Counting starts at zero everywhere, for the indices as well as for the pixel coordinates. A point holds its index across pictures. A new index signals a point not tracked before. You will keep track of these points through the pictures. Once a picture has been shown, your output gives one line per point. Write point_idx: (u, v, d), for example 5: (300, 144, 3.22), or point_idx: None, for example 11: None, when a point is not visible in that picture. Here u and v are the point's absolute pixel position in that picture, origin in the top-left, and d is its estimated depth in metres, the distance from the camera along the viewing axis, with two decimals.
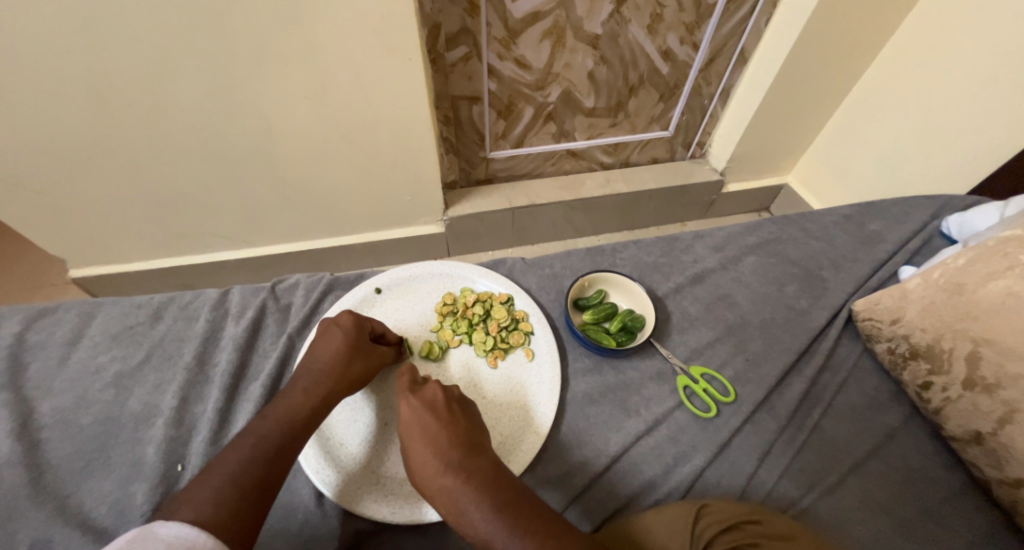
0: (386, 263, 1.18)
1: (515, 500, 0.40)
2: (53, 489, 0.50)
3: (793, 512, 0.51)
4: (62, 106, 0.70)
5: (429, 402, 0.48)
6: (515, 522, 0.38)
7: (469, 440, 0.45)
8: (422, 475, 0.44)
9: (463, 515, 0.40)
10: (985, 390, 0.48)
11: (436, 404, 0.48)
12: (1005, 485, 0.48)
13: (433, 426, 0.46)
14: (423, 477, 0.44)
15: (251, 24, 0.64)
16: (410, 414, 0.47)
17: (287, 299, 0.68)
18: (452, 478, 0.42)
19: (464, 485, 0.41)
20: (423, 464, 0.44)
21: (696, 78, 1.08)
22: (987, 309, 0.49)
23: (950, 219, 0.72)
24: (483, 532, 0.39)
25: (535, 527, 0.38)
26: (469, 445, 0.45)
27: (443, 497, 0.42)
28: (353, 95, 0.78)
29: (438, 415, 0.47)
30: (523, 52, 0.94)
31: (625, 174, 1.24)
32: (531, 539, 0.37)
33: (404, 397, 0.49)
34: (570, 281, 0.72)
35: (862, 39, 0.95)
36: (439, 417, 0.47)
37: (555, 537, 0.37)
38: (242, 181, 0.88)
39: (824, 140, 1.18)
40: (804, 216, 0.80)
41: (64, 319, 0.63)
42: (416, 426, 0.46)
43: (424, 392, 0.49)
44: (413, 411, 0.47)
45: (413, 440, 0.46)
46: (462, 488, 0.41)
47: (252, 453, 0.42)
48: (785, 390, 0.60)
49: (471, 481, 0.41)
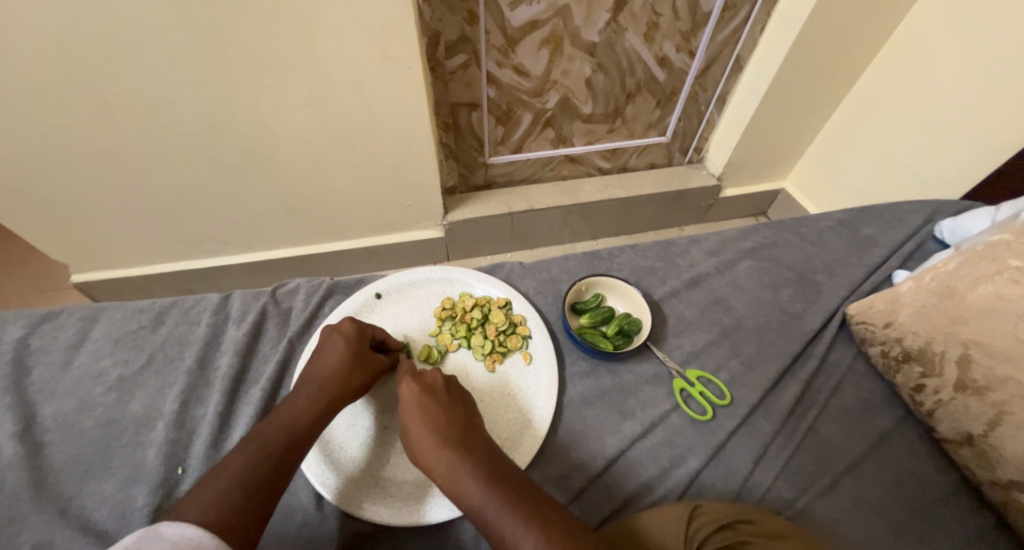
0: (385, 268, 1.19)
1: (508, 477, 0.42)
2: (55, 491, 0.50)
3: (788, 514, 0.52)
4: (66, 113, 0.71)
5: (428, 385, 0.49)
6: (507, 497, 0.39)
7: (466, 421, 0.46)
8: (419, 449, 0.45)
9: (459, 488, 0.41)
10: (976, 392, 0.49)
11: (435, 387, 0.49)
12: (996, 486, 0.48)
13: (432, 405, 0.47)
14: (421, 452, 0.45)
15: (253, 32, 0.66)
16: (409, 394, 0.48)
17: (288, 303, 0.69)
18: (450, 453, 0.43)
19: (461, 460, 0.42)
20: (420, 439, 0.45)
21: (692, 85, 1.10)
22: (976, 313, 0.50)
23: (943, 223, 0.73)
24: (477, 503, 0.40)
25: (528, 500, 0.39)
26: (465, 425, 0.46)
27: (440, 471, 0.43)
28: (354, 103, 0.79)
29: (437, 397, 0.48)
30: (522, 59, 0.95)
31: (623, 179, 1.25)
32: (523, 513, 0.38)
33: (405, 380, 0.50)
34: (567, 285, 0.73)
35: (854, 46, 0.96)
36: (438, 399, 0.48)
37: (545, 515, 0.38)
38: (242, 186, 0.89)
39: (819, 146, 1.19)
40: (799, 220, 0.80)
41: (67, 323, 0.64)
42: (415, 405, 0.47)
43: (423, 376, 0.50)
44: (411, 391, 0.48)
45: (412, 418, 0.46)
46: (459, 462, 0.42)
47: (257, 459, 0.43)
48: (780, 393, 0.61)
49: (467, 456, 0.42)
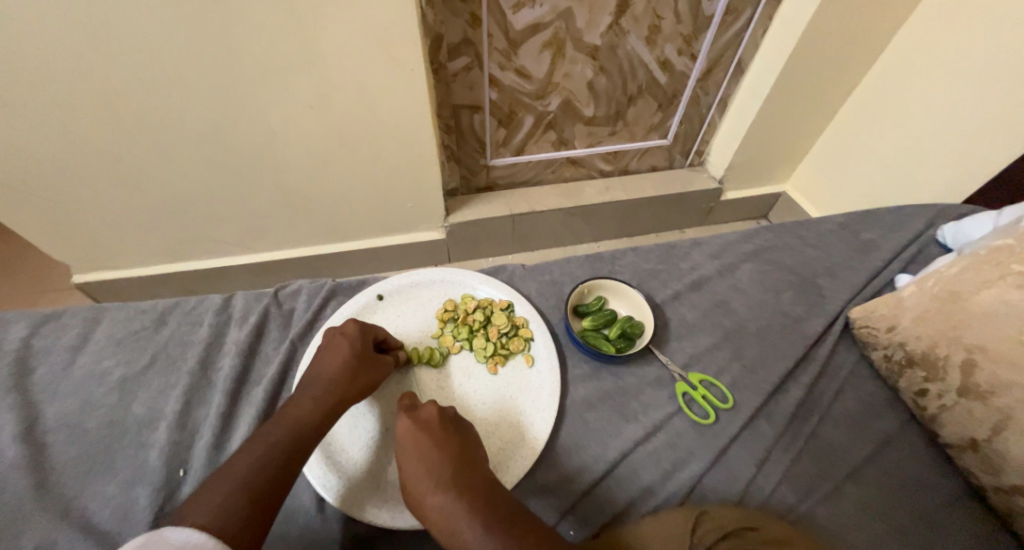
0: (386, 269, 1.19)
1: (506, 518, 0.40)
2: (57, 492, 0.50)
3: (791, 518, 0.51)
4: (69, 114, 0.71)
5: (424, 422, 0.49)
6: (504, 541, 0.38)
7: (462, 458, 0.46)
8: (416, 493, 0.44)
9: (455, 534, 0.40)
10: (979, 397, 0.49)
11: (431, 423, 0.48)
12: (1001, 492, 0.48)
13: (426, 445, 0.46)
14: (417, 496, 0.44)
15: (257, 35, 0.66)
16: (404, 434, 0.48)
17: (290, 305, 0.69)
18: (444, 497, 0.42)
19: (456, 504, 0.41)
20: (416, 482, 0.44)
21: (694, 88, 1.10)
22: (979, 317, 0.50)
23: (944, 228, 0.73)
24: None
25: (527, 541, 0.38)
26: (461, 463, 0.45)
27: (436, 516, 0.42)
28: (356, 105, 0.79)
29: (432, 434, 0.47)
30: (524, 62, 0.95)
31: (624, 181, 1.26)
32: None
33: (400, 417, 0.49)
34: (569, 287, 0.73)
35: (855, 50, 0.97)
36: (434, 437, 0.47)
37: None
38: (245, 187, 0.89)
39: (821, 149, 1.19)
40: (801, 224, 0.81)
41: (70, 324, 0.64)
42: (410, 446, 0.47)
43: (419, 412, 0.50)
44: (407, 431, 0.48)
45: (407, 460, 0.46)
46: (454, 505, 0.41)
47: (261, 460, 0.43)
48: (783, 397, 0.61)
49: (462, 498, 0.42)
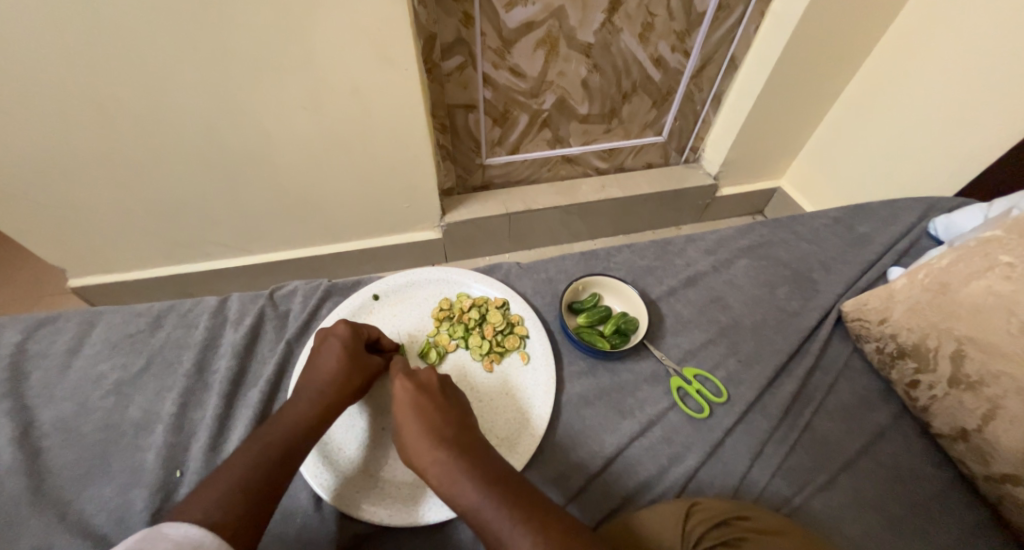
0: (384, 269, 1.19)
1: (505, 477, 0.41)
2: (54, 496, 0.50)
3: (786, 510, 0.52)
4: (62, 118, 0.71)
5: (424, 384, 0.49)
6: (505, 495, 0.40)
7: (461, 420, 0.46)
8: (414, 449, 0.44)
9: (454, 486, 0.41)
10: (970, 387, 0.50)
11: (431, 387, 0.49)
12: (992, 481, 0.49)
13: (427, 404, 0.47)
14: (415, 451, 0.44)
15: (250, 37, 0.66)
16: (403, 392, 0.48)
17: (286, 305, 0.69)
18: (445, 452, 0.43)
19: (457, 459, 0.42)
20: (414, 437, 0.44)
21: (688, 85, 1.10)
22: (969, 309, 0.50)
23: (937, 220, 0.74)
24: (473, 502, 0.40)
25: (526, 500, 0.39)
26: (461, 425, 0.46)
27: (435, 470, 0.42)
28: (351, 106, 0.79)
29: (433, 396, 0.48)
30: (517, 61, 0.95)
31: (620, 179, 1.26)
32: (520, 511, 0.38)
33: (399, 378, 0.49)
34: (564, 284, 0.73)
35: (847, 46, 0.97)
36: (434, 398, 0.48)
37: (541, 516, 0.38)
38: (241, 190, 0.90)
39: (815, 144, 1.20)
40: (795, 218, 0.81)
41: (65, 328, 0.63)
42: (409, 403, 0.47)
43: (419, 376, 0.50)
44: (408, 390, 0.48)
45: (406, 417, 0.46)
46: (455, 460, 0.42)
47: (257, 459, 0.43)
48: (776, 390, 0.61)
49: (464, 455, 0.43)
